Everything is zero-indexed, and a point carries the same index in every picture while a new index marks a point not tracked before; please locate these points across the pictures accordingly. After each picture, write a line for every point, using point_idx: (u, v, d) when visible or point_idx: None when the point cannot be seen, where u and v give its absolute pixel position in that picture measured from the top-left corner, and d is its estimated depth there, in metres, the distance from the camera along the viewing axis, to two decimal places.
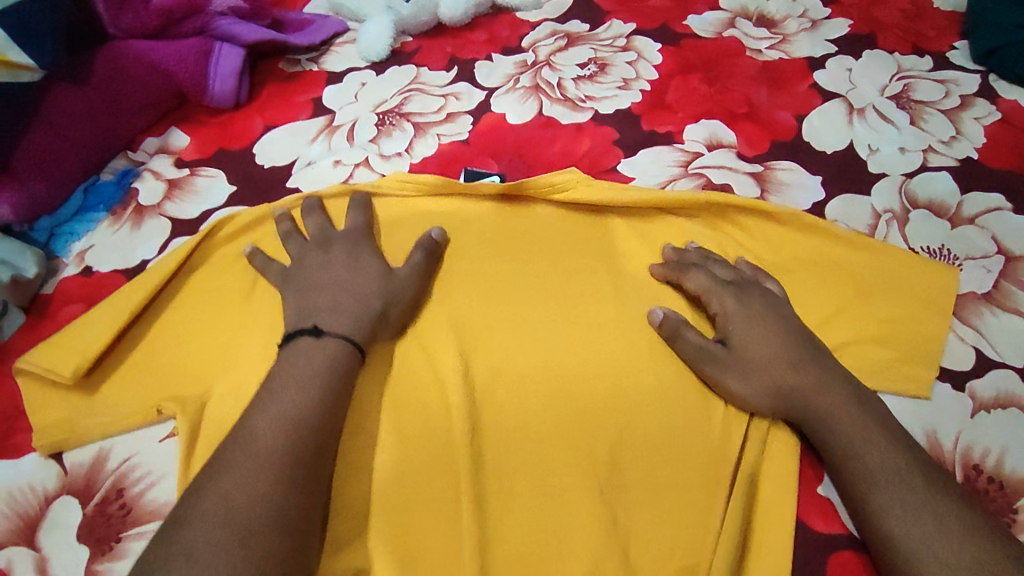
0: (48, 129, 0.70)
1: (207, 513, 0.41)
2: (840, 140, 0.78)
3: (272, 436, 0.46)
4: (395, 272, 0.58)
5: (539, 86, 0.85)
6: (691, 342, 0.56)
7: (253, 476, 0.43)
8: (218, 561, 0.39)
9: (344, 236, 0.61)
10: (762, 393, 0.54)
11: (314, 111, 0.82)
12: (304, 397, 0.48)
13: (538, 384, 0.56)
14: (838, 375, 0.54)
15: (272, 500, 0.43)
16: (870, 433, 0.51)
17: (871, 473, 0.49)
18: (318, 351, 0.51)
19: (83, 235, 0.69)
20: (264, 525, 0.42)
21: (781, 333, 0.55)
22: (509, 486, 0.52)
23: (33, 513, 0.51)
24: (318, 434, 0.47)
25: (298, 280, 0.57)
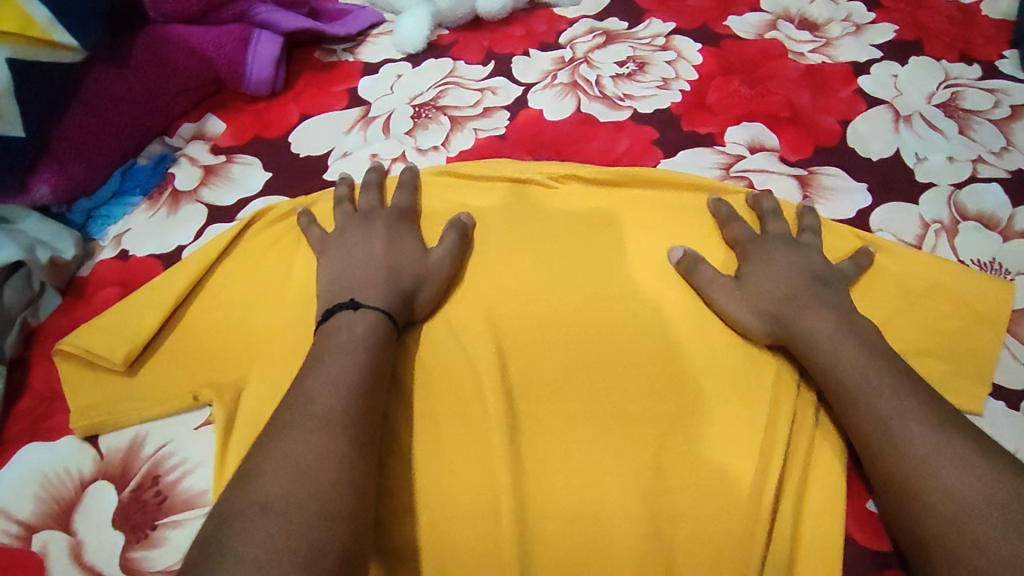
0: (87, 111, 0.69)
1: (274, 469, 0.41)
2: (885, 148, 0.77)
3: (325, 397, 0.45)
4: (429, 255, 0.59)
5: (577, 83, 0.84)
6: (706, 273, 0.59)
7: (316, 435, 0.43)
8: (290, 509, 0.39)
9: (384, 215, 0.62)
10: (757, 317, 0.56)
11: (350, 101, 0.82)
12: (354, 362, 0.48)
13: (579, 386, 0.55)
14: (836, 308, 0.55)
15: (335, 457, 0.43)
16: (870, 375, 0.50)
17: (884, 420, 0.48)
18: (359, 323, 0.51)
19: (119, 218, 0.69)
20: (328, 481, 0.41)
21: (790, 268, 0.58)
22: (549, 488, 0.51)
23: (69, 497, 0.50)
24: (370, 398, 0.47)
25: (338, 248, 0.59)
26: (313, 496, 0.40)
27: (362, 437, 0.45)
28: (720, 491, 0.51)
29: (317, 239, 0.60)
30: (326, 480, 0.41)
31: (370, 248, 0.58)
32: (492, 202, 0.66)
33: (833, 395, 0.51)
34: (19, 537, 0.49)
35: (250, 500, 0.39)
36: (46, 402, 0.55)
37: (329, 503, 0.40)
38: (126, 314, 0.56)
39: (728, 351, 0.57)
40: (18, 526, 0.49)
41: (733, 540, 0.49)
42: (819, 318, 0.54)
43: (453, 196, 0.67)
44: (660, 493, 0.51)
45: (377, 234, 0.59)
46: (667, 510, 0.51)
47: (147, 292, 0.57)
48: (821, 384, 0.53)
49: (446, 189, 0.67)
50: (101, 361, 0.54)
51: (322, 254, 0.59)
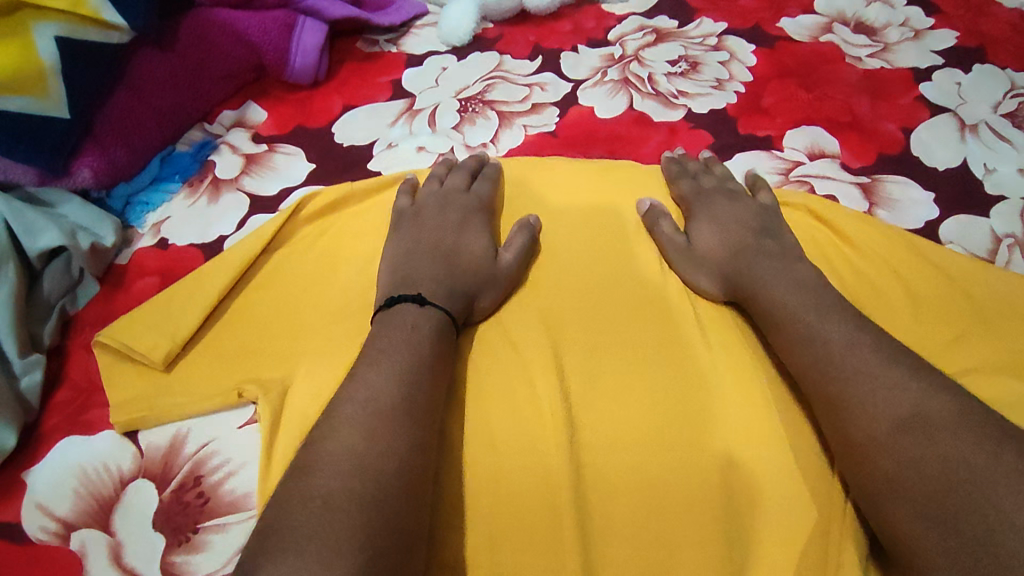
0: (132, 94, 0.67)
1: (328, 454, 0.40)
2: (952, 157, 0.73)
3: (391, 392, 0.43)
4: (498, 259, 0.57)
5: (628, 81, 0.81)
6: (664, 232, 0.60)
7: (382, 431, 0.41)
8: (353, 505, 0.37)
9: (462, 203, 0.61)
10: (710, 276, 0.58)
11: (393, 93, 0.79)
12: (420, 354, 0.47)
13: (642, 397, 0.52)
14: (774, 254, 0.57)
15: (401, 456, 0.41)
16: (833, 341, 0.48)
17: (835, 377, 0.47)
18: (425, 320, 0.49)
19: (158, 205, 0.67)
20: (392, 478, 0.39)
21: (733, 229, 0.60)
22: (615, 503, 0.49)
23: (108, 494, 0.48)
24: (431, 395, 0.45)
25: (408, 229, 0.58)
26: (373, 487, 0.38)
27: (424, 436, 0.43)
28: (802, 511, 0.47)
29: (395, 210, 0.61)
30: (390, 476, 0.39)
31: (443, 237, 0.58)
32: (546, 198, 0.64)
33: (792, 361, 0.51)
34: (57, 535, 0.46)
35: (295, 476, 0.39)
36: (85, 394, 0.53)
37: (391, 494, 0.39)
38: (168, 305, 0.53)
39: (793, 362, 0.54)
40: (56, 523, 0.47)
41: (816, 561, 0.45)
42: (760, 265, 0.56)
43: (510, 195, 0.65)
44: (736, 514, 0.48)
45: (456, 225, 0.59)
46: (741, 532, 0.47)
47: (190, 282, 0.55)
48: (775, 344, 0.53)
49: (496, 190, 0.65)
50: (141, 358, 0.51)
51: (393, 229, 0.59)
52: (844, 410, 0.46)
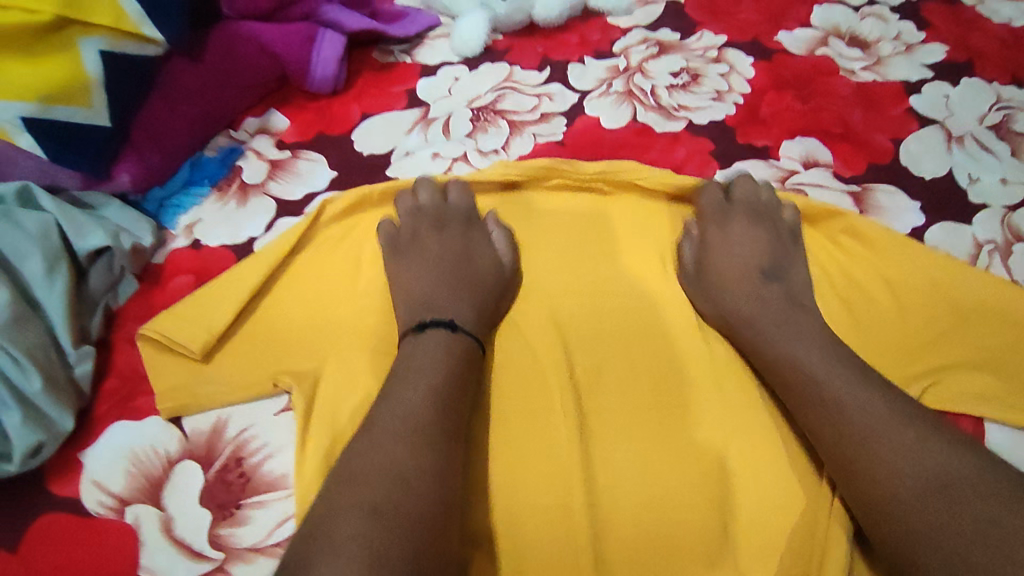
0: (165, 103, 0.71)
1: (369, 476, 0.43)
2: (939, 167, 0.78)
3: (423, 412, 0.47)
4: (506, 266, 0.62)
5: (633, 92, 0.85)
6: (687, 253, 0.65)
7: (414, 448, 0.45)
8: (393, 519, 0.41)
9: (456, 218, 0.65)
10: (713, 308, 0.62)
11: (409, 102, 0.84)
12: (452, 380, 0.51)
13: (643, 387, 0.58)
14: (776, 298, 0.61)
15: (431, 469, 0.45)
16: (837, 381, 0.52)
17: (855, 438, 0.50)
18: (456, 344, 0.54)
19: (190, 208, 0.71)
20: (425, 492, 0.43)
21: (743, 266, 0.64)
22: (618, 485, 0.55)
23: (157, 474, 0.53)
24: (458, 414, 0.49)
25: (413, 253, 0.62)
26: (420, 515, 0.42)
27: (451, 451, 0.47)
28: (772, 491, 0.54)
29: (390, 239, 0.62)
30: (424, 491, 0.43)
31: (450, 257, 0.62)
32: (555, 204, 0.68)
33: (788, 395, 0.55)
34: (114, 509, 0.51)
35: (346, 511, 0.41)
36: (131, 383, 0.57)
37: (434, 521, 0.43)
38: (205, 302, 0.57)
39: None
40: (112, 499, 0.52)
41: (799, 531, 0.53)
42: (761, 310, 0.60)
43: (517, 211, 0.68)
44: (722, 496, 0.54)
45: (459, 248, 0.63)
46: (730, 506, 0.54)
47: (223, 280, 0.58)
48: (780, 393, 0.56)
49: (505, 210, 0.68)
50: (182, 350, 0.55)
51: (394, 255, 0.62)
52: (845, 444, 0.50)
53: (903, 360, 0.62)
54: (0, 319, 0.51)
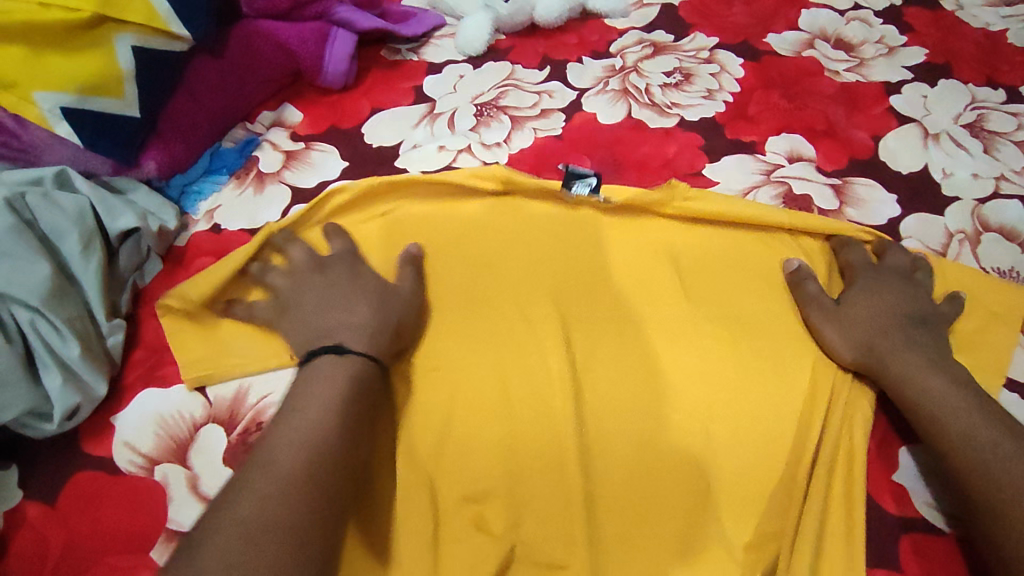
0: (188, 96, 0.76)
1: (224, 539, 0.41)
2: (915, 163, 0.82)
3: (296, 458, 0.47)
4: (399, 291, 0.62)
5: (628, 90, 0.90)
6: (812, 292, 0.65)
7: (277, 500, 0.44)
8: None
9: (337, 260, 0.62)
10: (849, 345, 0.61)
11: (416, 98, 0.88)
12: (337, 425, 0.50)
13: (634, 360, 0.63)
14: (920, 345, 0.60)
15: (293, 522, 0.43)
16: (988, 434, 0.53)
17: (1013, 492, 0.49)
18: (342, 369, 0.53)
19: (209, 195, 0.76)
20: (284, 547, 0.42)
21: (890, 309, 0.62)
22: (609, 451, 0.59)
23: (184, 436, 0.57)
24: (341, 453, 0.49)
25: (297, 307, 0.59)
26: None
27: (325, 498, 0.46)
28: (753, 460, 0.59)
29: (270, 301, 0.61)
30: (282, 549, 0.42)
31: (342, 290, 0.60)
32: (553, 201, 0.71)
33: (938, 443, 0.55)
34: (143, 467, 0.55)
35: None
36: (157, 354, 0.61)
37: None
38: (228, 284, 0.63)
39: (757, 342, 0.64)
40: (142, 458, 0.56)
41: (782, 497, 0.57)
42: (903, 352, 0.59)
43: (508, 212, 0.71)
44: (707, 463, 0.59)
45: (345, 275, 0.61)
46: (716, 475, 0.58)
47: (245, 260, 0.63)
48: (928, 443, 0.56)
49: (495, 210, 0.71)
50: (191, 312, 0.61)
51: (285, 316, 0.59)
52: (991, 495, 0.50)
53: None
54: (42, 290, 0.56)
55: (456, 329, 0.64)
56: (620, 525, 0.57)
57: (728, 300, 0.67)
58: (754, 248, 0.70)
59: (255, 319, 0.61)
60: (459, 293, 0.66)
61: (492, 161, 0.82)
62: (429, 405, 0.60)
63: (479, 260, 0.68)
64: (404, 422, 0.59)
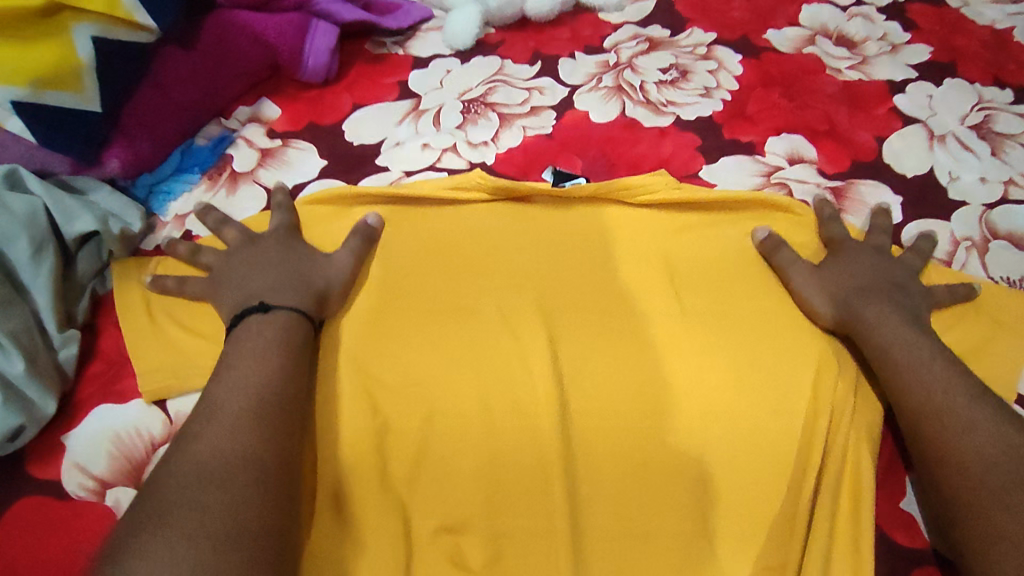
0: (155, 90, 0.71)
1: (179, 480, 0.43)
2: (920, 165, 0.79)
3: (237, 405, 0.49)
4: (332, 257, 0.63)
5: (622, 87, 0.86)
6: (789, 256, 0.65)
7: (226, 440, 0.46)
8: (196, 509, 0.41)
9: (268, 234, 0.63)
10: (827, 302, 0.62)
11: (400, 93, 0.84)
12: (275, 375, 0.52)
13: (625, 375, 0.60)
14: (891, 299, 0.61)
15: (247, 459, 0.45)
16: (950, 382, 0.54)
17: (967, 435, 0.50)
18: (269, 324, 0.55)
19: (179, 195, 0.72)
20: (242, 480, 0.44)
21: (871, 274, 0.63)
22: (597, 469, 0.56)
23: (140, 457, 0.53)
24: (282, 399, 0.51)
25: (227, 275, 0.60)
26: (239, 504, 0.42)
27: (274, 439, 0.48)
28: (749, 483, 0.55)
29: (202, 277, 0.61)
30: (239, 482, 0.44)
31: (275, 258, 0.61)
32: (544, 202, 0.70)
33: (900, 396, 0.55)
34: (94, 491, 0.52)
35: (143, 516, 0.40)
36: (116, 366, 0.58)
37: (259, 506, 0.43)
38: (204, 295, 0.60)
39: (755, 354, 0.60)
40: (93, 481, 0.52)
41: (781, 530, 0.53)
42: (875, 306, 0.59)
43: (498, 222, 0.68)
44: (702, 486, 0.55)
45: (279, 248, 0.62)
46: (712, 503, 0.55)
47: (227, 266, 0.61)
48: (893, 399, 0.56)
49: (475, 224, 0.68)
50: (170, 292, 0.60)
51: (213, 288, 0.60)
52: (947, 442, 0.51)
53: None
54: None
55: (436, 341, 0.61)
56: (607, 557, 0.53)
57: (723, 310, 0.63)
58: (749, 257, 0.66)
59: (185, 293, 0.60)
60: (440, 302, 0.63)
61: (479, 161, 0.78)
62: (407, 423, 0.57)
63: (462, 267, 0.65)
64: (379, 442, 0.56)
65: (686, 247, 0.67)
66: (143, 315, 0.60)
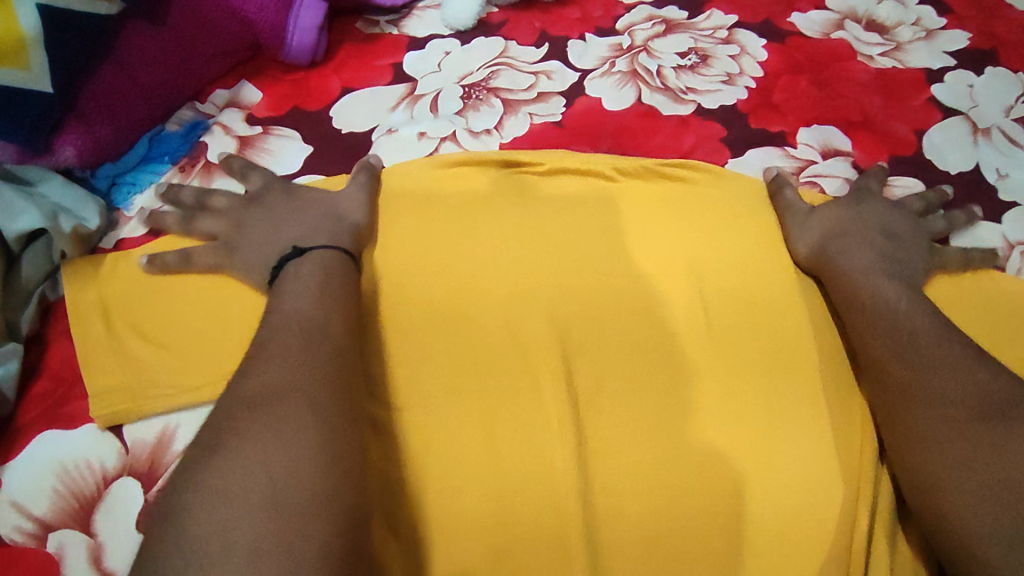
0: (119, 70, 0.64)
1: (231, 415, 0.41)
2: (965, 161, 0.72)
3: (283, 338, 0.47)
4: (346, 195, 0.61)
5: (637, 72, 0.78)
6: (789, 197, 0.65)
7: (273, 370, 0.44)
8: (250, 439, 0.40)
9: (267, 188, 0.60)
10: (806, 244, 0.62)
11: (394, 77, 0.76)
12: (318, 309, 0.50)
13: (645, 401, 0.54)
14: (876, 245, 0.60)
15: (294, 387, 0.43)
16: (918, 329, 0.53)
17: (925, 375, 0.50)
18: (306, 264, 0.53)
19: (146, 186, 0.65)
20: (292, 407, 0.42)
21: (860, 223, 0.62)
22: (616, 511, 0.51)
23: (89, 493, 0.50)
24: (329, 332, 0.48)
25: (242, 237, 0.57)
26: (295, 432, 0.41)
27: (324, 367, 0.46)
28: (775, 522, 0.50)
29: (210, 245, 0.57)
30: (289, 410, 0.42)
31: (291, 204, 0.59)
32: (560, 189, 0.65)
33: (859, 343, 0.55)
34: (34, 534, 0.48)
35: (201, 452, 0.39)
36: (65, 385, 0.54)
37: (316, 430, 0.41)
38: (177, 305, 0.56)
39: (785, 376, 0.55)
40: (33, 522, 0.48)
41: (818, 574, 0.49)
42: (853, 253, 0.59)
43: (502, 228, 0.61)
44: (737, 534, 0.50)
45: (295, 202, 0.59)
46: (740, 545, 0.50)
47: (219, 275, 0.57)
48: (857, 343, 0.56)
49: (483, 226, 0.61)
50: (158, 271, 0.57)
51: (229, 255, 0.56)
52: (906, 386, 0.51)
53: None
54: None
55: (435, 360, 0.55)
56: None
57: (750, 326, 0.57)
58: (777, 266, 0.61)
59: (194, 267, 0.57)
60: (438, 316, 0.57)
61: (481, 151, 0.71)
62: (401, 452, 0.51)
63: (463, 275, 0.59)
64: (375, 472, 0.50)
65: (709, 251, 0.61)
66: (99, 324, 0.55)
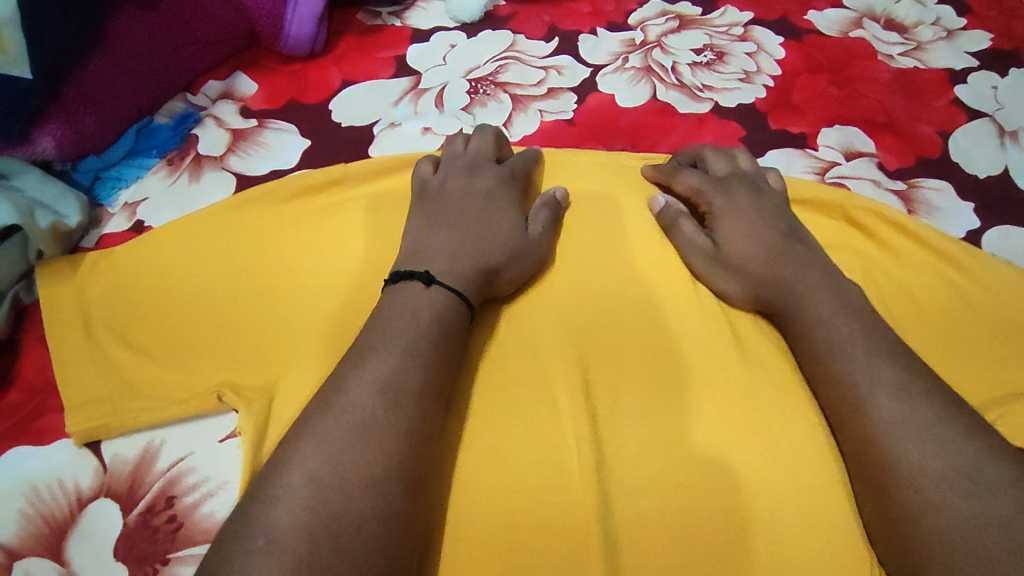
0: (107, 58, 0.60)
1: (291, 502, 0.34)
2: (993, 165, 0.69)
3: (370, 406, 0.39)
4: (529, 231, 0.54)
5: (651, 68, 0.75)
6: (688, 231, 0.57)
7: (347, 455, 0.36)
8: (299, 544, 0.33)
9: (490, 177, 0.57)
10: (740, 282, 0.53)
11: (396, 70, 0.72)
12: (417, 379, 0.41)
13: (667, 411, 0.48)
14: (814, 262, 0.52)
15: (371, 487, 0.36)
16: (880, 373, 0.44)
17: (904, 428, 0.42)
18: (425, 303, 0.45)
19: (132, 181, 0.61)
20: (358, 516, 0.35)
21: (767, 238, 0.54)
22: (644, 539, 0.44)
23: (62, 517, 0.46)
24: (423, 417, 0.40)
25: (430, 204, 0.54)
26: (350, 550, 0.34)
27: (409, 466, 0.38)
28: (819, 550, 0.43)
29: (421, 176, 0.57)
30: (354, 518, 0.35)
31: (476, 209, 0.53)
32: (573, 188, 0.61)
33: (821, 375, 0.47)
34: None
35: (242, 541, 0.33)
36: (39, 397, 0.50)
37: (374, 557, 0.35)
38: (163, 310, 0.52)
39: None
40: None
41: None
42: (804, 275, 0.51)
43: None
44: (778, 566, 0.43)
45: (493, 208, 0.54)
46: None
47: (212, 277, 0.53)
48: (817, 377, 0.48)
49: None
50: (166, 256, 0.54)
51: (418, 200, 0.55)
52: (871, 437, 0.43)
53: (963, 386, 0.52)
54: None
55: None
56: None
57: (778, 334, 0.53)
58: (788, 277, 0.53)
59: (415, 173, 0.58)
60: None
61: None
62: None
63: None
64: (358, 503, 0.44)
65: None
66: (78, 330, 0.51)
